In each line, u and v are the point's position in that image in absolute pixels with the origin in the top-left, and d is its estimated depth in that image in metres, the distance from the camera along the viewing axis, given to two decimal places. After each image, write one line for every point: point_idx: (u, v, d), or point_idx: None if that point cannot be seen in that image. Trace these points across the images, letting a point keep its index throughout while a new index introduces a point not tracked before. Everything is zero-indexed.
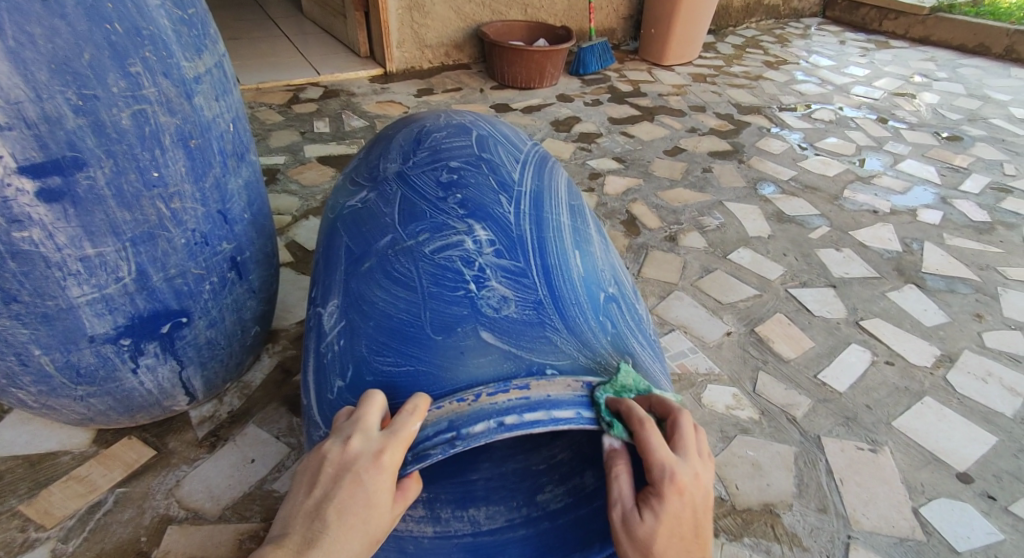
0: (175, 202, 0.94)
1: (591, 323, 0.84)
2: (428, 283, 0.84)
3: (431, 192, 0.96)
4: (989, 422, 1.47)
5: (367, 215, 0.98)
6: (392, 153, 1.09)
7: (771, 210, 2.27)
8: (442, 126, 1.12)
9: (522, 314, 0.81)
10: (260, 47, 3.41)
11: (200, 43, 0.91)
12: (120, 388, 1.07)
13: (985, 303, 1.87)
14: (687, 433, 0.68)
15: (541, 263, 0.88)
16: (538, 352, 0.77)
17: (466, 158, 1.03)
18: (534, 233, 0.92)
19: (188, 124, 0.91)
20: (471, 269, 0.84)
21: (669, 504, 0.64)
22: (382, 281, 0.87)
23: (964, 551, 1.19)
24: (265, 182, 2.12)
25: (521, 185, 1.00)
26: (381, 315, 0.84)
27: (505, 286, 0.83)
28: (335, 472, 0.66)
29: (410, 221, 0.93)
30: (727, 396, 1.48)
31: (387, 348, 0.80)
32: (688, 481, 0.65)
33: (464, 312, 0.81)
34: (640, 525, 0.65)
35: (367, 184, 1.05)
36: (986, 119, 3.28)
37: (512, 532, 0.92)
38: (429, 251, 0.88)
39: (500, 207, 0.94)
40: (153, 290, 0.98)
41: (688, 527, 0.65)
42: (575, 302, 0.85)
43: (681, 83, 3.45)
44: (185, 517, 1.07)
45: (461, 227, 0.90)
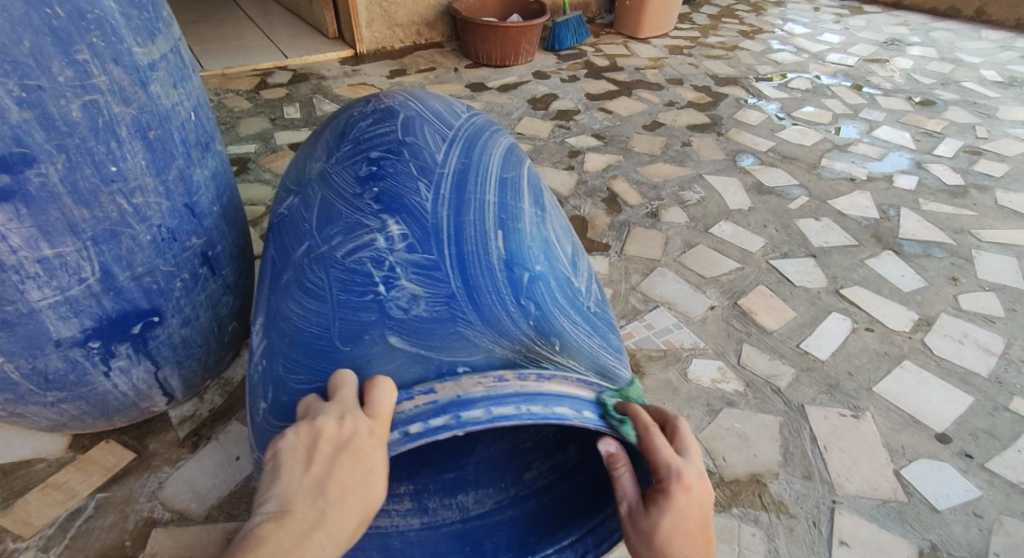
0: (137, 197, 0.90)
1: (510, 308, 0.80)
2: (338, 291, 0.82)
3: (347, 191, 0.94)
4: (966, 382, 1.50)
5: (291, 224, 0.97)
6: (320, 152, 1.07)
7: (751, 182, 2.27)
8: (369, 113, 1.09)
9: (432, 312, 0.78)
10: (224, 31, 3.30)
11: (152, 27, 0.87)
12: (93, 391, 1.05)
13: (960, 266, 1.89)
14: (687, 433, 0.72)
15: (455, 251, 0.83)
16: (446, 351, 0.74)
17: (388, 145, 0.99)
18: (452, 218, 0.87)
19: (145, 113, 0.87)
20: (380, 269, 0.82)
21: (676, 501, 0.68)
22: (298, 294, 0.85)
23: (944, 509, 1.22)
24: (236, 172, 2.07)
25: (443, 167, 0.95)
26: (295, 330, 0.82)
27: (415, 283, 0.80)
28: (334, 449, 0.63)
29: (326, 225, 0.90)
30: (712, 370, 1.49)
31: (300, 365, 0.79)
32: (694, 480, 0.69)
33: (372, 318, 0.78)
34: (646, 519, 0.70)
35: (295, 189, 1.04)
36: (958, 82, 3.30)
37: (500, 514, 0.91)
38: (341, 255, 0.85)
39: (417, 195, 0.89)
40: (121, 290, 0.95)
41: (694, 520, 0.69)
42: (491, 288, 0.81)
43: (657, 56, 3.42)
44: (170, 519, 1.05)
45: (374, 224, 0.87)
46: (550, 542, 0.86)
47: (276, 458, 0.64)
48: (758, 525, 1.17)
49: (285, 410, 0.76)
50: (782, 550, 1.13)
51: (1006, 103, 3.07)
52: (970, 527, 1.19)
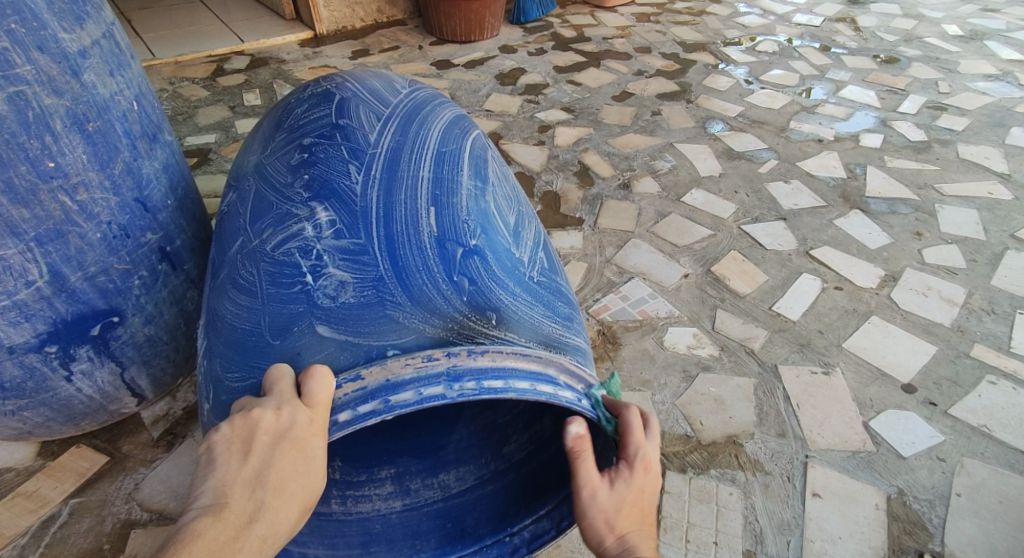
0: (80, 193, 0.87)
1: (441, 285, 0.78)
2: (267, 285, 0.80)
3: (278, 181, 0.92)
4: (930, 333, 1.54)
5: (228, 220, 0.96)
6: (257, 144, 1.06)
7: (721, 148, 2.28)
8: (305, 99, 1.08)
9: (361, 296, 0.76)
10: (176, 16, 3.18)
11: (79, 11, 0.83)
12: (56, 397, 1.02)
13: (924, 221, 1.93)
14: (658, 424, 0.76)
15: (384, 233, 0.82)
16: (376, 335, 0.73)
17: (321, 130, 0.98)
18: (382, 200, 0.86)
19: (81, 105, 0.84)
20: (308, 258, 0.80)
21: (636, 477, 0.71)
22: (230, 292, 0.84)
23: (909, 455, 1.26)
24: (198, 164, 2.02)
25: (375, 148, 0.94)
26: (228, 330, 0.81)
27: (343, 269, 0.79)
28: (272, 441, 0.63)
29: (257, 219, 0.89)
30: (687, 337, 1.51)
31: (234, 364, 0.78)
32: (655, 465, 0.72)
33: (300, 308, 0.77)
34: (607, 496, 0.70)
35: (233, 184, 1.02)
36: (921, 38, 3.32)
37: (482, 489, 0.91)
38: (270, 247, 0.83)
39: (347, 179, 0.88)
40: (74, 291, 0.92)
41: (648, 502, 0.71)
42: (421, 267, 0.79)
43: (624, 25, 3.38)
44: (149, 520, 1.04)
45: (303, 212, 0.85)
46: (528, 513, 0.87)
47: (210, 451, 0.63)
48: (735, 485, 1.19)
49: (223, 410, 0.76)
50: (758, 506, 1.16)
51: (967, 57, 3.10)
52: (935, 471, 1.23)
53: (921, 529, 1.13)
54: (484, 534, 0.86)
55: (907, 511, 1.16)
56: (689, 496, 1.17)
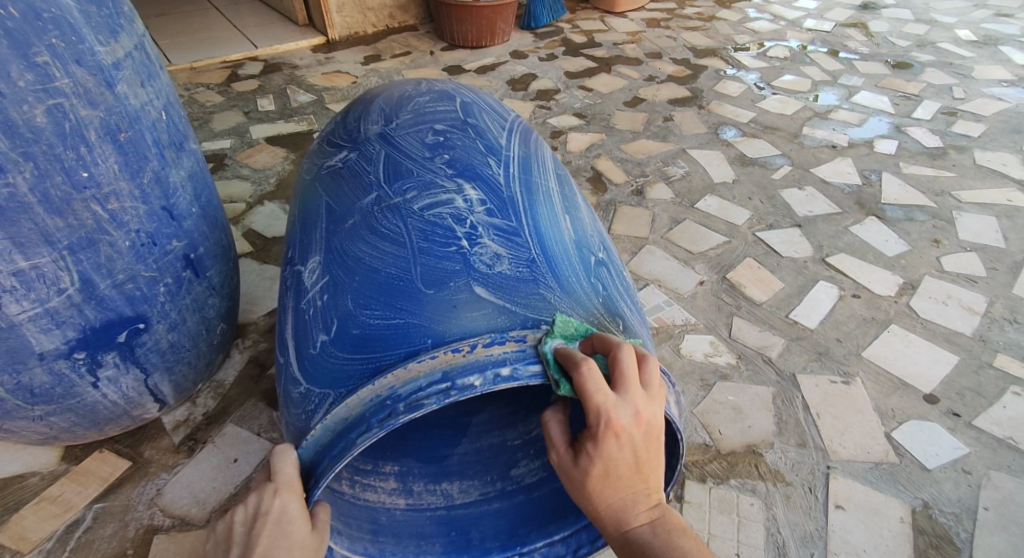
0: (112, 203, 0.87)
1: (584, 283, 0.81)
2: (418, 239, 0.80)
3: (415, 151, 0.93)
4: (951, 342, 1.52)
5: (346, 173, 0.95)
6: (374, 116, 1.05)
7: (734, 154, 2.27)
8: (425, 90, 1.10)
9: (518, 269, 0.77)
10: (190, 22, 3.21)
11: (113, 24, 0.84)
12: (82, 403, 1.03)
13: (942, 229, 1.91)
14: (629, 370, 0.62)
15: (534, 223, 0.84)
16: (532, 308, 0.73)
17: (452, 121, 1.00)
18: (524, 195, 0.89)
19: (114, 116, 0.84)
20: (462, 226, 0.81)
21: (604, 448, 0.60)
22: (367, 237, 0.83)
23: (933, 467, 1.24)
24: (214, 169, 2.03)
25: (509, 150, 0.97)
26: (368, 271, 0.79)
27: (497, 243, 0.80)
28: (248, 529, 0.64)
29: (395, 179, 0.89)
30: (704, 344, 1.50)
31: (374, 303, 0.76)
32: (626, 422, 0.60)
33: (457, 266, 0.77)
34: (574, 469, 0.63)
35: (347, 144, 1.02)
36: (934, 43, 3.30)
37: (487, 505, 0.91)
38: (415, 207, 0.84)
39: (489, 168, 0.91)
40: (103, 299, 0.93)
41: (628, 466, 0.62)
42: (568, 262, 0.82)
43: (634, 30, 3.38)
44: (172, 525, 1.05)
45: (450, 185, 0.86)
46: (540, 535, 0.88)
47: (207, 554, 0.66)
48: (756, 495, 1.18)
49: (355, 345, 0.74)
50: (780, 517, 1.15)
51: (981, 62, 3.08)
52: (960, 484, 1.22)
53: (947, 543, 1.12)
54: (491, 547, 0.87)
55: (933, 525, 1.14)
56: (710, 506, 1.16)
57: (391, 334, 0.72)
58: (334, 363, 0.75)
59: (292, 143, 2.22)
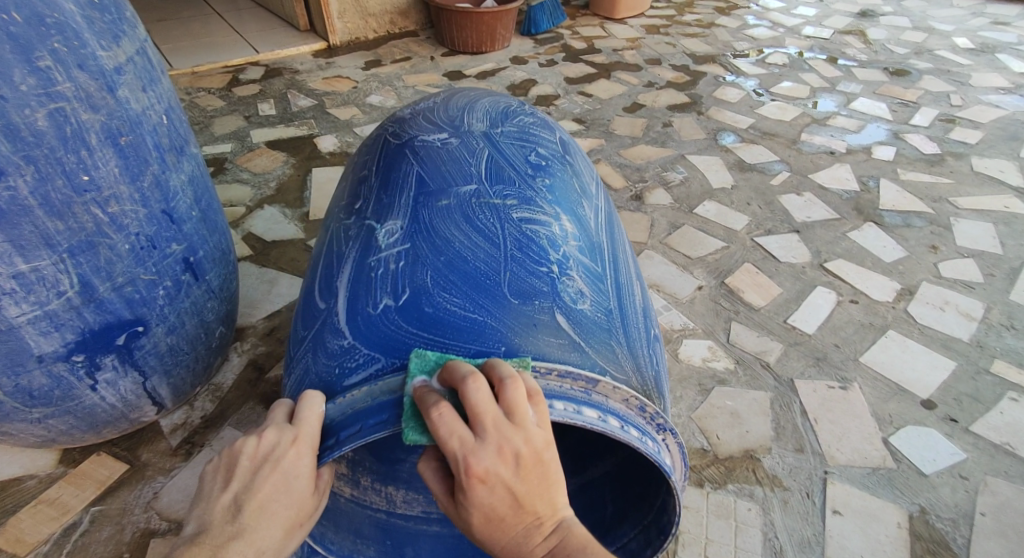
0: (112, 206, 0.88)
1: (645, 350, 0.85)
2: (513, 247, 0.81)
3: (518, 164, 0.95)
4: (949, 348, 1.52)
5: (444, 155, 0.95)
6: (478, 114, 1.07)
7: (733, 160, 2.28)
8: (531, 113, 1.13)
9: (597, 314, 0.80)
10: (193, 27, 3.23)
11: (116, 29, 0.84)
12: (81, 405, 1.04)
13: (940, 235, 1.92)
14: (485, 403, 0.57)
15: (616, 280, 0.89)
16: (602, 355, 0.76)
17: (554, 151, 1.03)
18: (608, 249, 0.93)
19: (115, 120, 0.85)
20: (556, 252, 0.83)
21: (475, 496, 0.55)
22: (461, 224, 0.84)
23: (930, 473, 1.24)
24: (214, 173, 2.04)
25: (597, 201, 1.02)
26: (456, 257, 0.80)
27: (584, 282, 0.82)
28: (254, 465, 0.62)
29: (495, 181, 0.91)
30: (702, 349, 1.50)
31: (455, 288, 0.76)
32: (488, 465, 0.55)
33: (546, 288, 0.78)
34: (461, 519, 0.58)
35: (449, 129, 1.02)
36: (932, 50, 3.32)
37: (426, 525, 0.88)
38: (515, 216, 0.86)
39: (584, 211, 0.94)
40: (102, 302, 0.93)
41: (508, 506, 0.56)
42: (636, 326, 0.86)
43: (634, 36, 3.40)
44: (168, 529, 1.05)
45: (550, 211, 0.88)
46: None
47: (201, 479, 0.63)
48: (754, 500, 1.18)
49: (422, 323, 0.73)
50: (777, 522, 1.15)
51: (979, 70, 3.09)
52: (957, 489, 1.22)
53: (945, 549, 1.12)
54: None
55: (930, 531, 1.14)
56: (707, 511, 1.16)
57: (466, 327, 0.72)
58: (395, 335, 0.73)
59: (292, 147, 2.23)
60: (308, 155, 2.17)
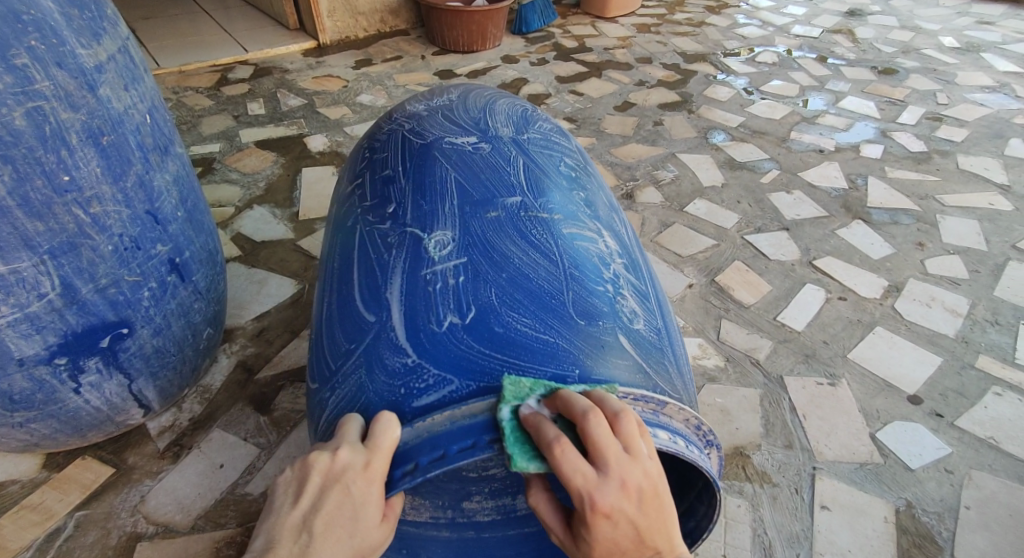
0: (94, 206, 0.87)
1: (684, 367, 0.87)
2: (571, 264, 0.81)
3: (553, 174, 0.97)
4: (935, 344, 1.54)
5: (484, 164, 0.95)
6: (500, 118, 1.08)
7: (723, 158, 2.29)
8: (547, 121, 1.15)
9: (650, 334, 0.81)
10: (180, 26, 3.20)
11: (96, 27, 0.83)
12: (64, 408, 1.03)
13: (926, 232, 1.94)
14: (605, 439, 0.57)
15: (655, 296, 0.91)
16: (663, 376, 0.76)
17: (578, 163, 1.06)
18: (642, 264, 0.96)
19: (96, 119, 0.84)
20: (607, 271, 0.84)
21: (598, 531, 0.56)
22: (517, 239, 0.83)
23: (917, 467, 1.25)
24: (202, 173, 2.02)
25: (621, 214, 1.05)
26: (517, 273, 0.78)
27: (635, 301, 0.83)
28: (323, 483, 0.61)
29: (538, 193, 0.91)
30: (693, 347, 1.50)
31: (522, 307, 0.75)
32: (612, 501, 0.55)
33: (606, 308, 0.78)
34: (579, 549, 0.59)
35: (477, 133, 1.02)
36: (919, 49, 3.35)
37: (435, 530, 0.83)
38: (565, 231, 0.86)
39: (617, 226, 0.97)
40: (85, 303, 0.92)
41: (631, 541, 0.57)
42: (676, 342, 0.89)
43: (625, 35, 3.41)
44: (155, 532, 1.04)
45: (592, 228, 0.90)
46: None
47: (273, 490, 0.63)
48: (743, 497, 1.19)
49: (493, 345, 0.71)
50: (767, 518, 1.16)
51: (964, 69, 3.12)
52: (943, 484, 1.23)
53: (930, 542, 1.13)
54: None
55: (916, 524, 1.15)
56: None
57: (538, 350, 0.71)
58: (464, 358, 0.70)
59: (282, 147, 2.21)
60: (298, 155, 2.15)
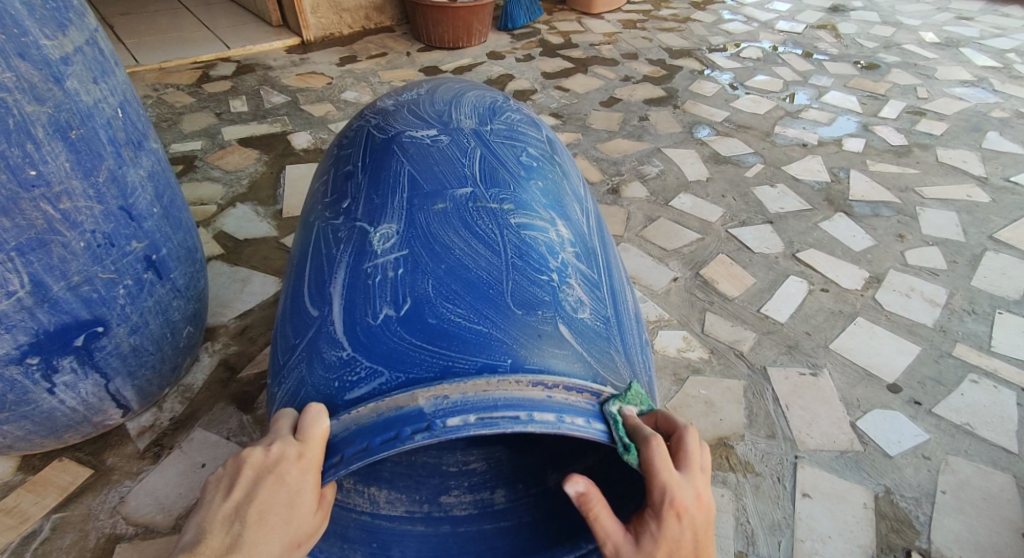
0: (63, 201, 0.85)
1: (639, 358, 0.86)
2: (513, 254, 0.80)
3: (511, 165, 0.95)
4: (914, 333, 1.56)
5: (438, 156, 0.94)
6: (466, 110, 1.07)
7: (708, 153, 2.30)
8: (517, 111, 1.13)
9: (597, 323, 0.79)
10: (160, 22, 3.16)
11: (61, 17, 0.82)
12: (38, 409, 1.01)
13: (906, 224, 1.96)
14: (693, 450, 0.66)
15: (610, 286, 0.89)
16: (604, 363, 0.75)
17: (542, 152, 1.03)
18: (601, 255, 0.94)
19: (64, 112, 0.82)
20: (555, 260, 0.82)
21: (668, 528, 0.62)
22: (461, 230, 0.82)
23: (895, 454, 1.27)
24: (184, 171, 2.00)
25: (586, 203, 1.04)
26: (457, 264, 0.78)
27: (583, 290, 0.82)
28: (257, 475, 0.62)
29: (490, 184, 0.90)
30: (677, 340, 1.51)
31: (458, 298, 0.74)
32: (690, 504, 0.62)
33: (548, 298, 0.77)
34: (635, 553, 0.62)
35: (438, 126, 1.01)
36: (900, 44, 3.39)
37: (410, 525, 0.82)
38: (513, 221, 0.85)
39: (576, 215, 0.95)
40: (57, 301, 0.91)
41: (690, 551, 0.62)
42: (630, 332, 0.87)
43: (611, 31, 3.41)
44: (134, 533, 1.02)
45: (546, 217, 0.88)
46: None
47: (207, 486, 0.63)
48: (727, 486, 1.20)
49: (424, 336, 0.71)
50: (749, 507, 1.17)
51: (944, 63, 3.16)
52: (920, 469, 1.24)
53: (908, 527, 1.14)
54: None
55: (894, 510, 1.17)
56: None
57: (470, 340, 0.70)
58: (394, 350, 0.70)
59: (264, 144, 2.19)
60: (282, 152, 2.13)
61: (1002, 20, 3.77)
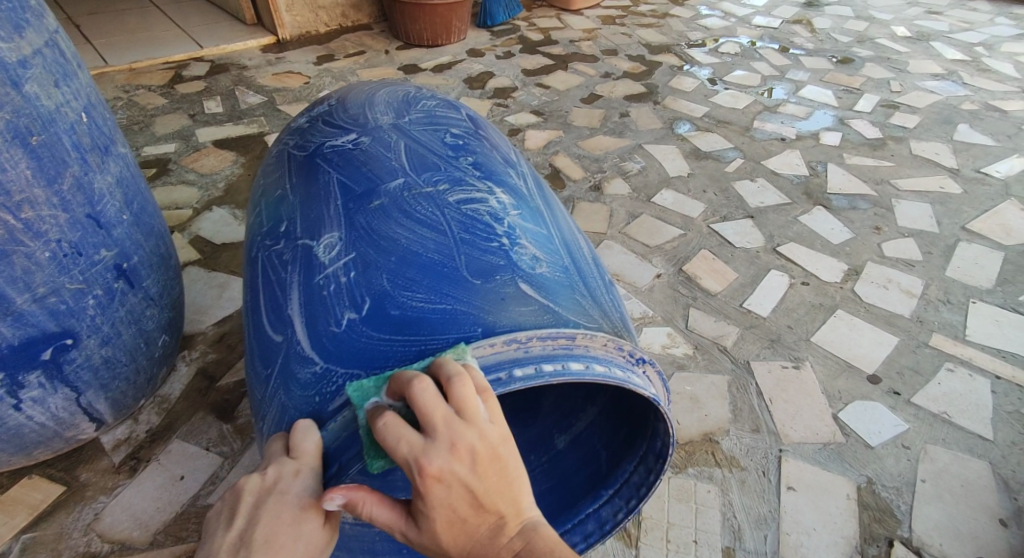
0: (25, 210, 0.82)
1: (608, 298, 0.85)
2: (459, 230, 0.79)
3: (437, 150, 0.93)
4: (892, 324, 1.57)
5: (365, 156, 0.91)
6: (381, 108, 1.04)
7: (688, 148, 2.31)
8: (429, 96, 1.10)
9: (556, 274, 0.79)
10: (129, 21, 3.08)
11: (17, 18, 0.78)
12: (4, 426, 0.97)
13: (882, 216, 1.98)
14: (430, 402, 0.53)
15: (561, 237, 0.88)
16: (571, 311, 0.75)
17: (464, 129, 1.00)
18: (545, 209, 0.93)
19: (23, 118, 0.79)
20: (500, 225, 0.81)
21: (431, 499, 0.51)
22: (402, 219, 0.80)
23: (876, 444, 1.28)
24: (156, 175, 1.95)
25: (519, 165, 1.01)
26: (405, 251, 0.76)
27: (534, 246, 0.81)
28: (258, 498, 0.59)
29: (422, 171, 0.88)
30: (662, 336, 1.51)
31: (415, 283, 0.73)
32: (442, 465, 0.51)
33: (503, 261, 0.76)
34: (420, 535, 0.53)
35: (356, 130, 0.98)
36: (873, 39, 3.43)
37: None
38: (451, 200, 0.83)
39: (511, 178, 0.93)
40: (21, 314, 0.87)
41: (468, 505, 0.51)
42: (592, 274, 0.87)
43: (589, 28, 3.40)
44: (110, 551, 0.99)
45: (481, 187, 0.86)
46: None
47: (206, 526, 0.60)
48: (713, 482, 1.20)
49: (393, 328, 0.69)
50: (735, 502, 1.17)
51: (916, 57, 3.21)
52: (901, 459, 1.26)
53: (890, 517, 1.16)
54: None
55: (876, 500, 1.18)
56: (668, 495, 1.17)
57: (439, 324, 0.69)
58: (367, 343, 0.69)
59: (241, 146, 2.15)
60: (259, 153, 2.09)
61: (970, 14, 3.84)
